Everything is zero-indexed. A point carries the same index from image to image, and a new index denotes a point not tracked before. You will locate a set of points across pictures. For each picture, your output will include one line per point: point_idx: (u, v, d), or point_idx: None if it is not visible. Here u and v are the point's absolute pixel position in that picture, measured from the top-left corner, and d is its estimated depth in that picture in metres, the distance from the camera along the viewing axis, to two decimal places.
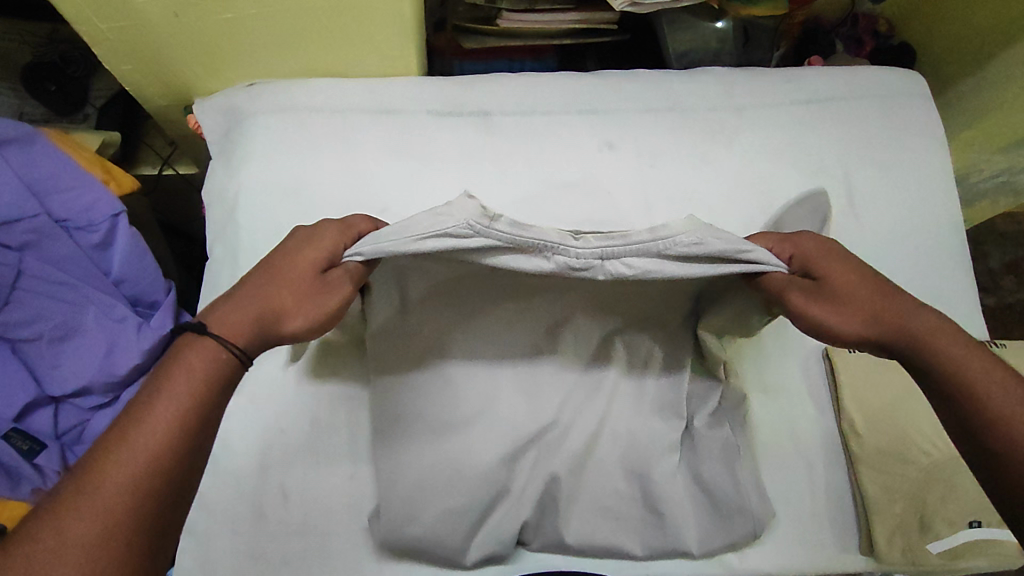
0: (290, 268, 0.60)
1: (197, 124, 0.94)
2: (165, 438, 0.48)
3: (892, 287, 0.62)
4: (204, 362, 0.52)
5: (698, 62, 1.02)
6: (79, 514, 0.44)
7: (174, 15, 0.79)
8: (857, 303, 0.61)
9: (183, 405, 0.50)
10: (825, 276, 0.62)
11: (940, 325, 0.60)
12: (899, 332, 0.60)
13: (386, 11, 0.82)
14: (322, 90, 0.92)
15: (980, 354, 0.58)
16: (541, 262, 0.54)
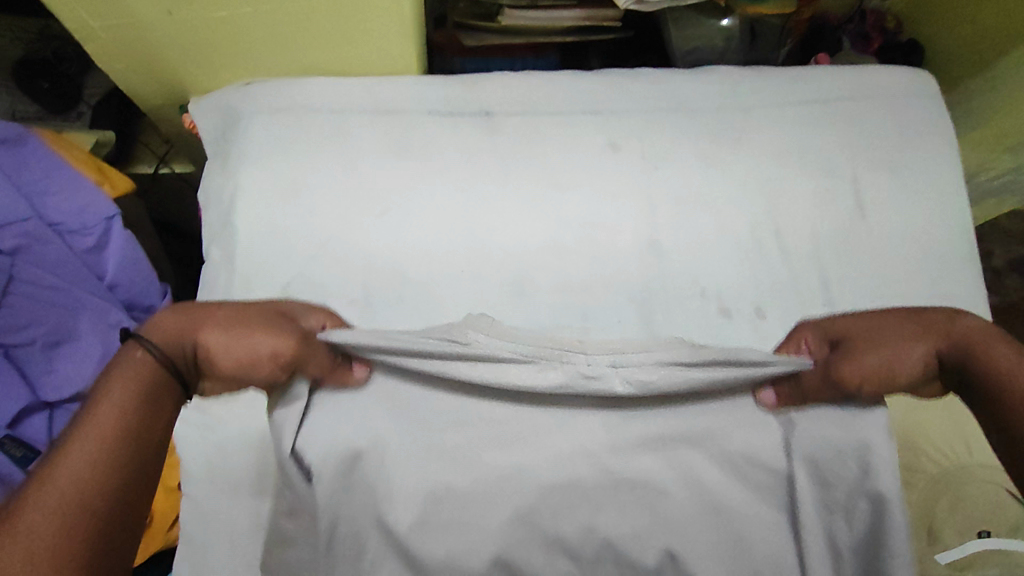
0: (245, 327, 0.58)
1: (193, 124, 0.92)
2: (102, 451, 0.48)
3: (897, 312, 0.63)
4: (134, 376, 0.53)
5: (703, 60, 1.00)
6: (53, 488, 0.45)
7: (168, 13, 0.77)
8: (904, 352, 0.59)
9: (117, 421, 0.50)
10: (859, 345, 0.60)
11: (982, 346, 0.58)
12: (958, 347, 0.58)
13: (385, 9, 0.80)
14: (318, 89, 0.90)
15: (1023, 356, 0.56)
16: (557, 371, 0.57)
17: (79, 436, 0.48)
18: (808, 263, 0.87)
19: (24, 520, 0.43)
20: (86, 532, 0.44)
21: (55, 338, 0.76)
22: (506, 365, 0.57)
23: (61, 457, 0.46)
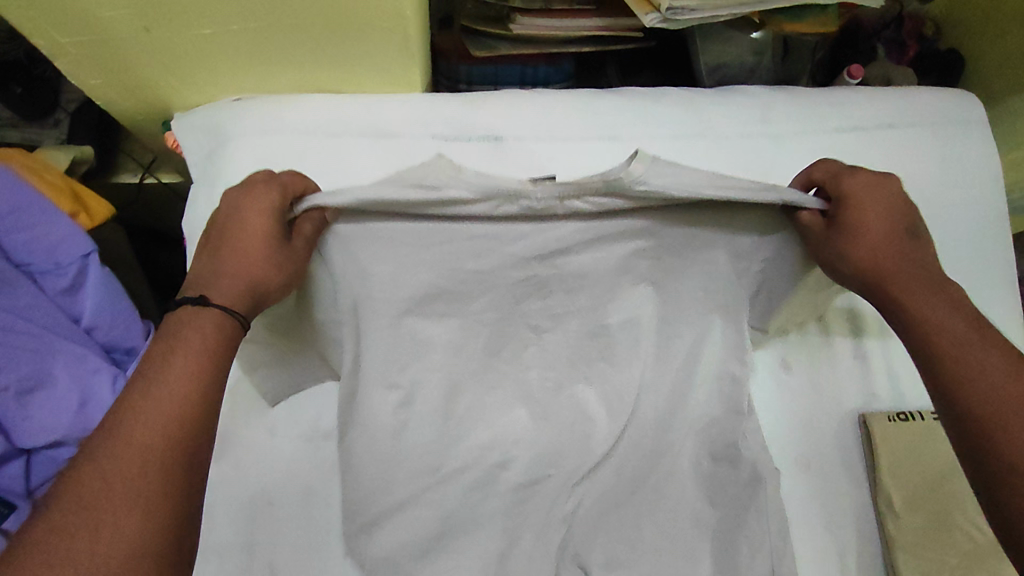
0: (233, 243, 0.62)
1: (176, 142, 0.85)
2: (187, 392, 0.53)
3: (913, 234, 0.64)
4: (206, 323, 0.57)
5: (731, 77, 0.92)
6: (133, 436, 0.50)
7: (143, 29, 0.69)
8: (879, 257, 0.63)
9: (202, 361, 0.55)
10: (857, 217, 0.63)
11: (941, 303, 0.61)
12: (897, 278, 0.63)
13: (385, 30, 0.72)
14: (313, 107, 0.82)
15: (989, 343, 0.59)
16: (509, 205, 0.61)
17: (167, 373, 0.53)
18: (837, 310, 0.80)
19: (112, 466, 0.48)
20: (180, 461, 0.50)
21: (27, 387, 0.72)
22: (469, 208, 0.61)
23: (147, 390, 0.52)
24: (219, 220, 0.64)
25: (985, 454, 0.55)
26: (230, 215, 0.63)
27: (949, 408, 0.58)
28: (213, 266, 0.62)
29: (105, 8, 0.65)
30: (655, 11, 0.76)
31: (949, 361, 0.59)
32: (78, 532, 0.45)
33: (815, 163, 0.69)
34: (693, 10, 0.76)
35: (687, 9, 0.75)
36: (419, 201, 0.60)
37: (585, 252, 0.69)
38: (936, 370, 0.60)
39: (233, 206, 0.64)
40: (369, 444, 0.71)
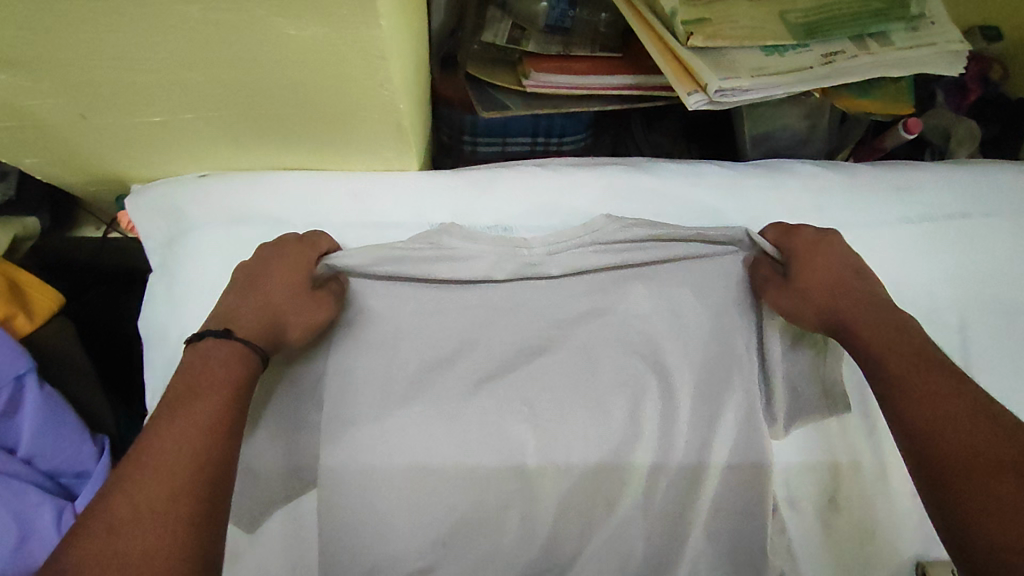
0: (263, 285, 0.61)
1: (131, 224, 0.72)
2: (216, 418, 0.50)
3: (858, 274, 0.65)
4: (231, 351, 0.55)
5: (780, 146, 0.79)
6: (156, 455, 0.46)
7: (81, 115, 0.56)
8: (830, 295, 0.63)
9: (223, 395, 0.52)
10: (801, 267, 0.65)
11: (891, 325, 0.59)
12: (850, 326, 0.61)
13: (371, 122, 0.59)
14: (290, 192, 0.70)
15: (953, 385, 0.53)
16: (502, 263, 0.67)
17: (192, 403, 0.50)
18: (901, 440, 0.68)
19: (137, 486, 0.45)
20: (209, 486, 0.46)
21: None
22: (462, 261, 0.66)
23: (172, 419, 0.49)
24: (251, 265, 0.63)
25: (946, 498, 0.48)
26: (263, 260, 0.63)
27: (912, 454, 0.51)
28: (235, 306, 0.60)
29: (30, 96, 0.53)
30: (700, 91, 0.63)
31: (898, 379, 0.55)
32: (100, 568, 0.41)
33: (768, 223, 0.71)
34: (745, 90, 0.64)
35: (738, 90, 0.63)
36: (426, 248, 0.65)
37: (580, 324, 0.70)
38: (898, 416, 0.53)
39: (262, 256, 0.64)
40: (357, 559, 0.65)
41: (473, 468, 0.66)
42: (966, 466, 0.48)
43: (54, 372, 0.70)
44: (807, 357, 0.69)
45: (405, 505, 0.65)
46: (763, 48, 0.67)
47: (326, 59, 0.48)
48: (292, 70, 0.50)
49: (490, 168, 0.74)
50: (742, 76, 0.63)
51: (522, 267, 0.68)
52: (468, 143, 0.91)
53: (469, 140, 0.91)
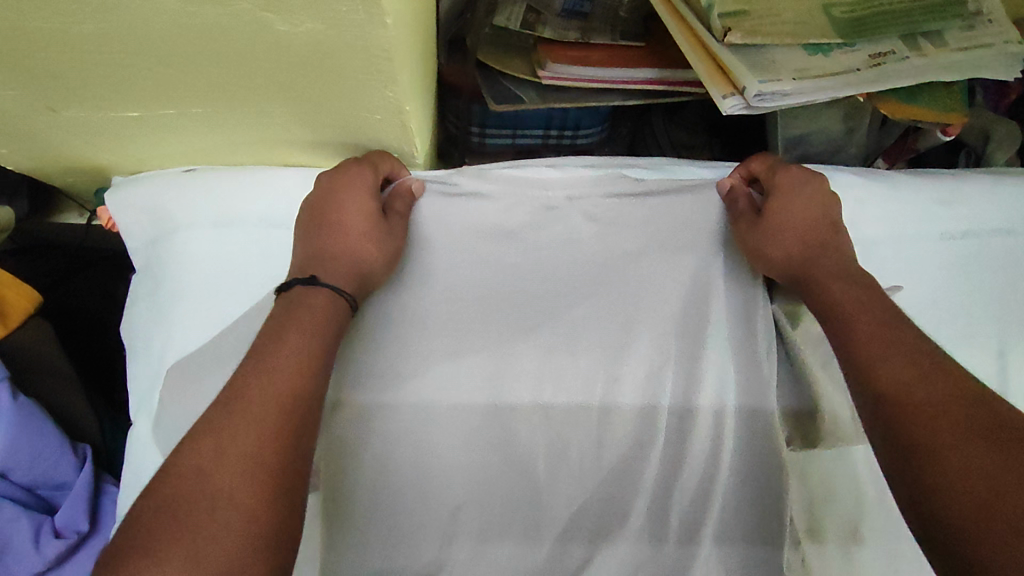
0: (335, 216, 0.56)
1: (111, 220, 0.66)
2: (302, 366, 0.46)
3: (839, 224, 0.60)
4: (318, 308, 0.51)
5: (815, 150, 0.72)
6: (245, 400, 0.43)
7: (47, 107, 0.51)
8: (795, 249, 0.59)
9: (312, 343, 0.48)
10: (781, 205, 0.60)
11: (845, 283, 0.56)
12: (817, 282, 0.57)
13: (373, 123, 0.53)
14: (286, 192, 0.63)
15: (935, 362, 0.47)
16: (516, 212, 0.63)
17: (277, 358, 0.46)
18: None
19: (226, 432, 0.41)
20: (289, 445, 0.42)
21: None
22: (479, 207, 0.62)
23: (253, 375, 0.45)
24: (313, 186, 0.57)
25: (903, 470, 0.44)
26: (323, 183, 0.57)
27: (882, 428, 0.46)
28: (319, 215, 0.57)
29: None
30: (737, 95, 0.58)
31: (875, 349, 0.50)
32: (186, 508, 0.38)
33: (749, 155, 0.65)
34: (786, 95, 0.58)
35: (779, 95, 0.57)
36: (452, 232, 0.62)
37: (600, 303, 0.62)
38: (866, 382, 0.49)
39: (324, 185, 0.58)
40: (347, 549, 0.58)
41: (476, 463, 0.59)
42: (931, 436, 0.43)
43: (28, 380, 0.65)
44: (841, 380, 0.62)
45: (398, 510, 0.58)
46: (805, 47, 0.61)
47: (323, 59, 0.43)
48: (284, 69, 0.44)
49: (504, 166, 0.66)
50: (784, 80, 0.57)
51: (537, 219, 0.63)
52: (477, 134, 0.85)
53: (477, 130, 0.85)
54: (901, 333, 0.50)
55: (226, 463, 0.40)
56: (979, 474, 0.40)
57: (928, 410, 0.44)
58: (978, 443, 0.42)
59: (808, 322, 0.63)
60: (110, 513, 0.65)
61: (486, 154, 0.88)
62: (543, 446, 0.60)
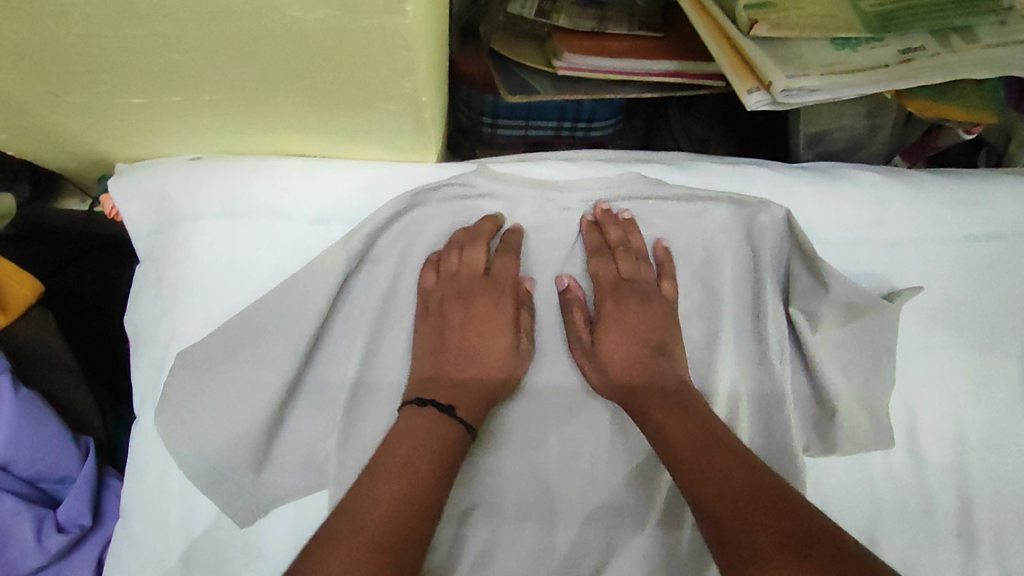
0: (459, 334, 0.61)
1: (114, 208, 0.64)
2: (435, 442, 0.55)
3: (674, 323, 0.61)
4: (445, 411, 0.57)
5: (836, 146, 0.71)
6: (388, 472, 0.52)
7: (50, 92, 0.49)
8: (635, 351, 0.60)
9: (449, 426, 0.56)
10: (608, 319, 0.61)
11: (666, 392, 0.58)
12: (638, 392, 0.58)
13: (387, 113, 0.51)
14: (293, 182, 0.61)
15: (749, 480, 0.50)
16: (532, 208, 0.61)
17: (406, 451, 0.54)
18: (951, 481, 0.62)
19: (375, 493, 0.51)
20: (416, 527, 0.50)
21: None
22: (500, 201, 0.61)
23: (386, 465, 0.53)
24: (447, 293, 0.61)
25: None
26: (453, 287, 0.61)
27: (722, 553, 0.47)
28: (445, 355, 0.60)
29: None
30: (763, 89, 0.56)
31: (692, 455, 0.52)
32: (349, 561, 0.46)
33: (607, 213, 0.62)
34: (814, 91, 0.56)
35: (806, 90, 0.55)
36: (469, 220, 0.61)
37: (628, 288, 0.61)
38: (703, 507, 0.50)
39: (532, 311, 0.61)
40: None
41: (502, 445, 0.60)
42: (763, 565, 0.44)
43: (29, 371, 0.64)
44: (859, 383, 0.62)
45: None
46: (833, 40, 0.59)
47: (340, 47, 0.41)
48: (299, 58, 0.42)
49: (513, 160, 0.62)
50: (811, 74, 0.55)
51: (555, 214, 0.62)
52: (488, 125, 0.84)
53: (489, 121, 0.83)
54: (677, 430, 0.55)
55: (373, 522, 0.49)
56: None
57: (749, 532, 0.46)
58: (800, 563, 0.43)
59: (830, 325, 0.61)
60: (114, 506, 0.64)
61: (497, 145, 0.86)
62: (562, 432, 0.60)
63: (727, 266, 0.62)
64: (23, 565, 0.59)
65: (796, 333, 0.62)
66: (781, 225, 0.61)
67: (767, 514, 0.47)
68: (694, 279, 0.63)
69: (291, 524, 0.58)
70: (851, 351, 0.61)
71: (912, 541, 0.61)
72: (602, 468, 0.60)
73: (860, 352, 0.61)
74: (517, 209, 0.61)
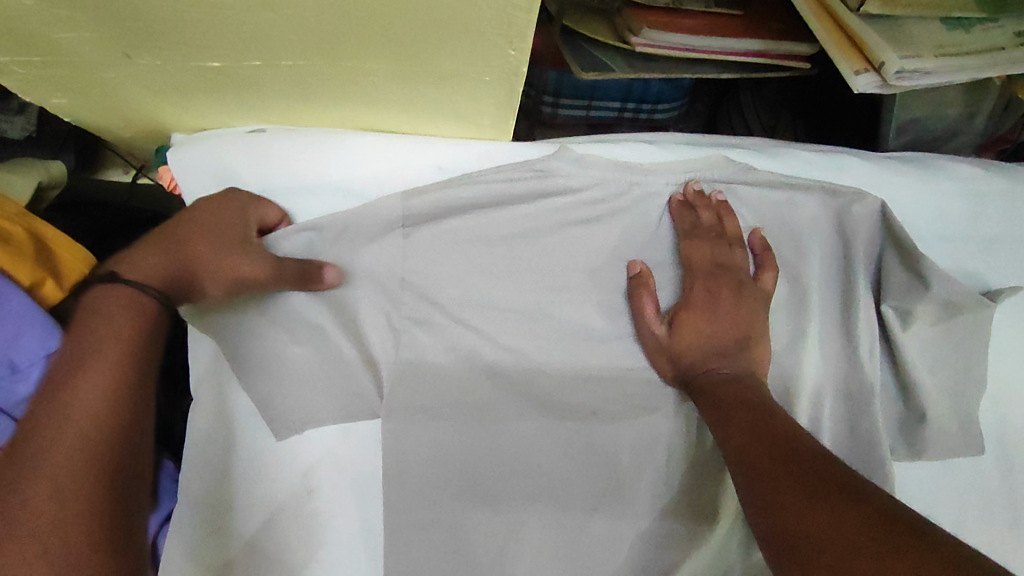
0: (197, 231, 0.53)
1: (173, 181, 0.62)
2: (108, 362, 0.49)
3: (761, 319, 0.57)
4: (134, 314, 0.51)
5: (925, 134, 0.67)
6: (73, 393, 0.46)
7: (121, 53, 0.46)
8: (717, 344, 0.56)
9: (121, 347, 0.49)
10: (685, 307, 0.57)
11: (749, 394, 0.53)
12: (703, 378, 0.55)
13: (476, 84, 0.47)
14: (364, 157, 0.56)
15: (810, 471, 0.45)
16: (617, 192, 0.57)
17: (87, 343, 0.49)
18: None
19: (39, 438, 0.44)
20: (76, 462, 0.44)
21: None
22: (579, 188, 0.56)
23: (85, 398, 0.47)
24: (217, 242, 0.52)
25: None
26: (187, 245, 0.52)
27: (777, 544, 0.43)
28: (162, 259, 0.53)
29: (65, 28, 0.43)
30: (871, 71, 0.52)
31: (755, 448, 0.49)
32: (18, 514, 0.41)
33: (699, 198, 0.57)
34: (926, 74, 0.52)
35: (920, 73, 0.51)
36: (549, 206, 0.56)
37: (717, 282, 0.56)
38: (759, 496, 0.46)
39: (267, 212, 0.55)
40: (443, 520, 0.55)
41: (576, 436, 0.58)
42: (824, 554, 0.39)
43: None
44: (951, 384, 0.59)
45: (475, 501, 0.56)
46: (944, 21, 0.55)
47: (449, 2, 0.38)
48: (402, 19, 0.39)
49: (590, 142, 0.59)
50: (925, 56, 0.52)
51: (643, 198, 0.57)
52: (549, 105, 0.79)
53: (550, 100, 0.79)
54: (753, 440, 0.49)
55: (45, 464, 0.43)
56: None
57: (811, 524, 0.42)
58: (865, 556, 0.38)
59: (922, 325, 0.58)
60: (168, 489, 0.63)
61: (557, 125, 0.83)
62: (639, 429, 0.58)
63: (818, 257, 0.59)
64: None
65: (884, 330, 0.59)
66: (878, 221, 0.58)
67: (842, 521, 0.40)
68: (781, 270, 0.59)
69: (358, 514, 0.55)
70: (942, 350, 0.58)
71: (1000, 550, 0.59)
72: (680, 465, 0.58)
73: (953, 352, 0.58)
74: (601, 193, 0.56)
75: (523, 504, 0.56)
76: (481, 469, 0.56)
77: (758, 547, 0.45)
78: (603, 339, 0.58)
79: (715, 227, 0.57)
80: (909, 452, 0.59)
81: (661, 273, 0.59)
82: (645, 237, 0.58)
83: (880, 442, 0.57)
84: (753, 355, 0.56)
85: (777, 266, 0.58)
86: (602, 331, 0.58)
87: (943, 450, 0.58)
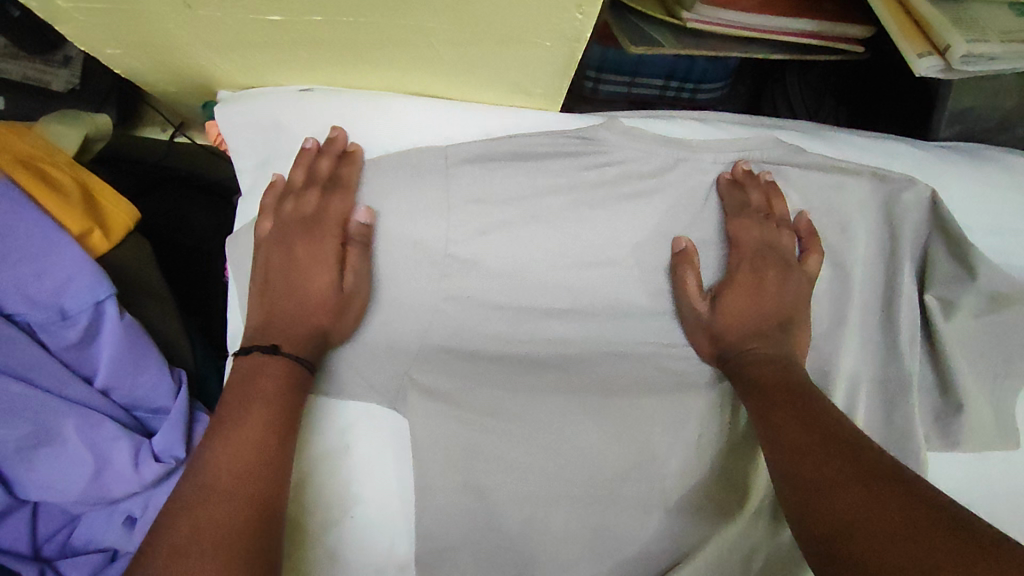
0: (286, 269, 0.54)
1: (219, 139, 0.62)
2: (323, 241, 0.53)
3: (801, 304, 0.57)
4: (277, 372, 0.50)
5: (977, 124, 0.66)
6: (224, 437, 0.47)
7: (184, 4, 0.46)
8: (759, 326, 0.56)
9: (328, 235, 0.53)
10: (728, 286, 0.57)
11: (786, 373, 0.53)
12: (739, 356, 0.55)
13: (533, 46, 0.47)
14: (416, 122, 0.55)
15: (831, 437, 0.46)
16: (666, 166, 0.56)
17: (303, 283, 0.53)
18: None
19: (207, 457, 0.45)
20: (240, 455, 0.46)
21: (28, 444, 0.55)
22: (628, 163, 0.56)
23: (226, 443, 0.46)
24: (277, 232, 0.54)
25: (826, 528, 0.41)
26: (282, 226, 0.54)
27: (800, 499, 0.44)
28: (287, 253, 0.53)
29: None
30: (935, 54, 0.52)
31: (781, 416, 0.50)
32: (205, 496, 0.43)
33: (748, 179, 0.57)
34: (991, 59, 0.51)
35: (985, 58, 0.50)
36: (598, 178, 0.56)
37: (763, 267, 0.56)
38: (786, 461, 0.47)
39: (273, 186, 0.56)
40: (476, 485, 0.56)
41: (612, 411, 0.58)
42: (846, 505, 0.41)
43: (130, 299, 0.63)
44: (988, 376, 0.58)
45: (508, 471, 0.56)
46: (1011, 7, 0.54)
47: None
48: None
49: (639, 118, 0.58)
50: (991, 40, 0.51)
51: (690, 175, 0.57)
52: (591, 80, 0.78)
53: (592, 76, 0.77)
54: (789, 417, 0.49)
55: (214, 479, 0.44)
56: (877, 530, 0.39)
57: (831, 477, 0.44)
58: (879, 499, 0.41)
59: (964, 317, 0.57)
60: None
61: (596, 102, 0.81)
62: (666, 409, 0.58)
63: (863, 243, 0.58)
64: (118, 489, 0.58)
65: (926, 321, 0.59)
66: (925, 209, 0.57)
67: (881, 499, 0.40)
68: (826, 256, 0.59)
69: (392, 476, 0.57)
70: (982, 343, 0.58)
71: None
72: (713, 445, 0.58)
73: (994, 347, 0.58)
74: (648, 166, 0.56)
75: (555, 474, 0.56)
76: (509, 446, 0.57)
77: (780, 504, 0.46)
78: (643, 314, 0.59)
79: (762, 208, 0.56)
80: (944, 441, 0.58)
81: (704, 252, 0.58)
82: (690, 216, 0.57)
83: (916, 433, 0.57)
84: (791, 337, 0.56)
85: (823, 250, 0.58)
86: (641, 306, 0.58)
87: (975, 439, 0.58)
